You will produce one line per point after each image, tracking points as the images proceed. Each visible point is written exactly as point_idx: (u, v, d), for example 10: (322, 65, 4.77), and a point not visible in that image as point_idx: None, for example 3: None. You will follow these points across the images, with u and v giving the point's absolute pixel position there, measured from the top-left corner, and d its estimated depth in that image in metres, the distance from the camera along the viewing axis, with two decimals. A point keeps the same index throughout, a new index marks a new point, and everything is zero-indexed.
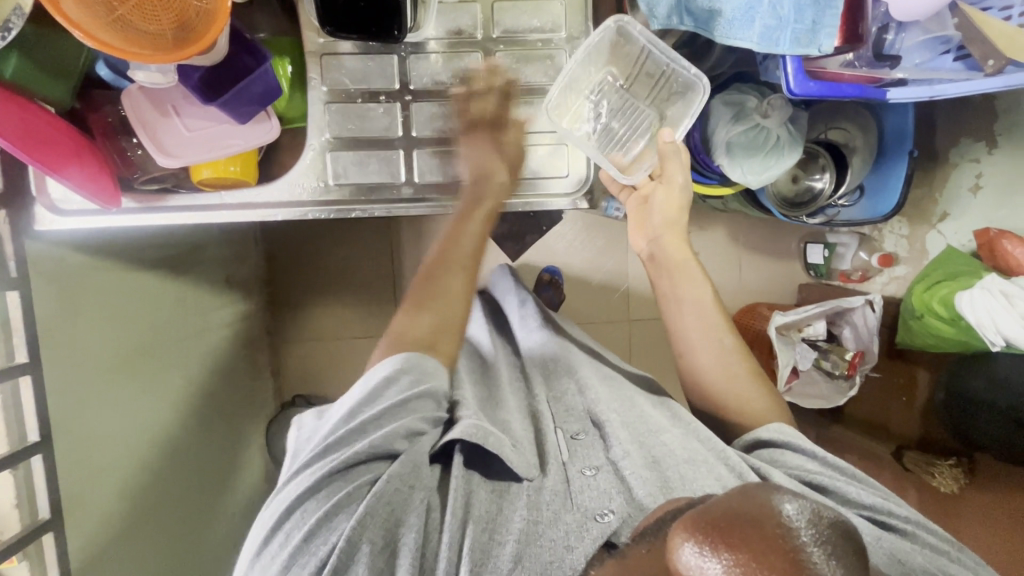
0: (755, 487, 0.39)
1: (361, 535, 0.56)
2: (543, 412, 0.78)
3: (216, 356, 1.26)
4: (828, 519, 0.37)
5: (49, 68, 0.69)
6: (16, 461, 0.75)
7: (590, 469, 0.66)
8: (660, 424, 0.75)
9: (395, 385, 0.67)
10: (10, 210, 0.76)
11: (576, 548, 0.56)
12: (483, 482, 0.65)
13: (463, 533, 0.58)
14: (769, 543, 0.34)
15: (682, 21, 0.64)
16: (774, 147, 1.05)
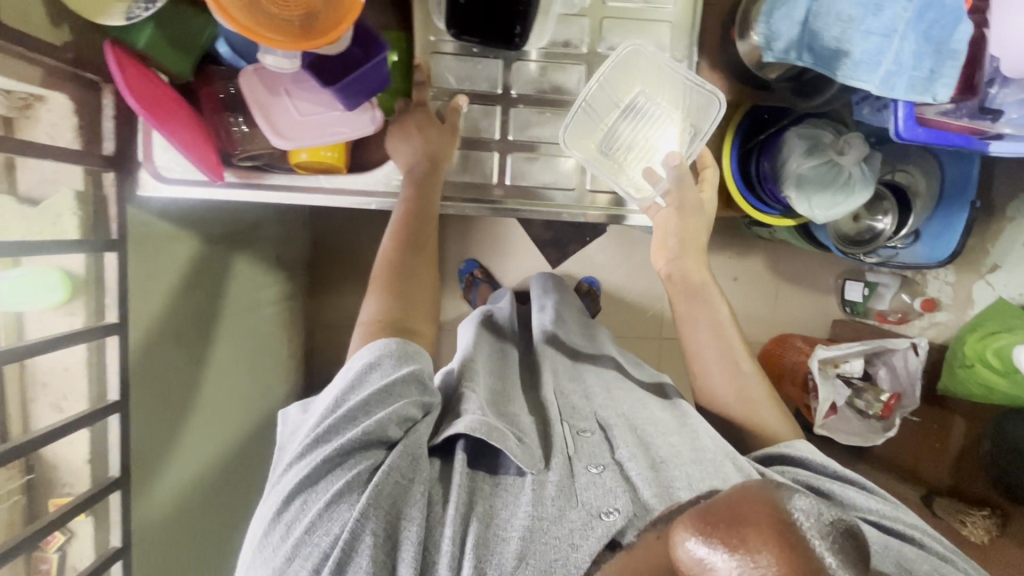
0: (764, 482, 0.35)
1: (369, 518, 0.56)
2: (553, 408, 0.76)
3: (261, 333, 1.27)
4: (834, 520, 0.34)
5: (178, 42, 0.71)
6: (97, 418, 0.76)
7: (595, 467, 0.65)
8: (669, 427, 0.76)
9: (378, 370, 0.66)
10: (118, 173, 0.78)
11: (583, 547, 0.55)
12: (486, 478, 0.64)
13: (468, 525, 0.58)
14: (770, 541, 0.31)
15: (800, 57, 0.66)
16: (844, 185, 1.06)
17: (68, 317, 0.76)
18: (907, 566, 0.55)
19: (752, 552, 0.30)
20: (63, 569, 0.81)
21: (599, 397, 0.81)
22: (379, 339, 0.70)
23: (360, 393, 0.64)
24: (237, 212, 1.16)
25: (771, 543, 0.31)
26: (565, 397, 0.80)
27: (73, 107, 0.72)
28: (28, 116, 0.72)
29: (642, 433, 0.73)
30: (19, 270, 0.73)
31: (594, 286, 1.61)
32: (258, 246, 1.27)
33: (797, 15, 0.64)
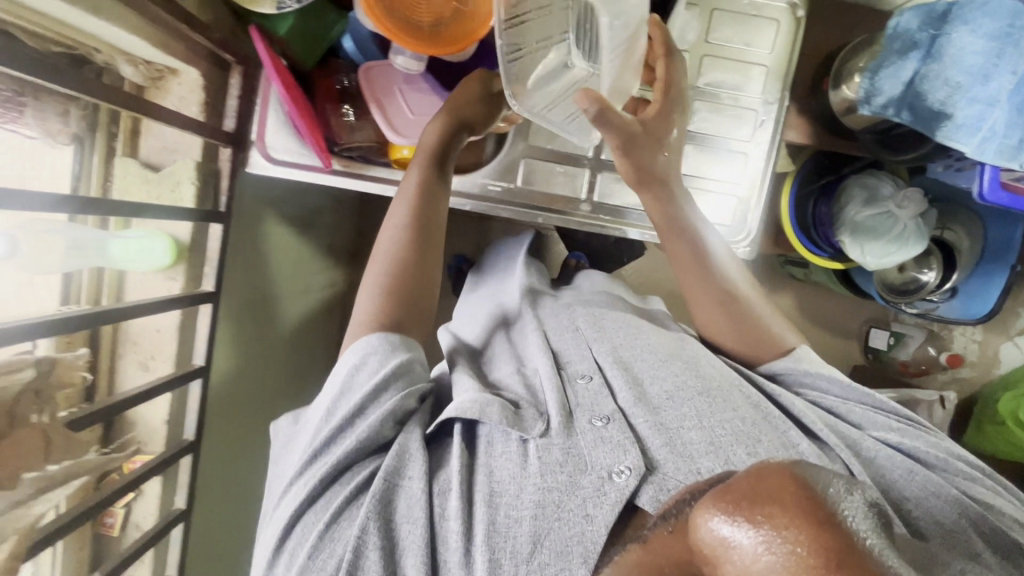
0: (791, 464, 0.34)
1: (368, 526, 0.58)
2: (556, 352, 0.78)
3: (304, 316, 1.28)
4: (873, 510, 0.32)
5: (311, 35, 0.75)
6: (182, 382, 0.78)
7: (600, 420, 0.66)
8: (667, 353, 0.76)
9: (365, 369, 0.67)
10: (233, 149, 0.80)
11: (596, 519, 0.57)
12: (499, 437, 0.67)
13: (475, 511, 0.60)
14: (796, 517, 0.30)
15: (898, 113, 0.69)
16: (899, 236, 1.10)
17: (168, 280, 0.79)
18: (933, 490, 0.61)
19: (778, 529, 0.29)
20: (125, 525, 0.83)
21: (589, 331, 0.80)
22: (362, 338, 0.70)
23: (354, 396, 0.65)
24: (299, 195, 1.18)
25: (798, 520, 0.30)
26: (558, 341, 0.81)
27: (202, 83, 0.76)
28: (159, 86, 0.76)
29: (638, 374, 0.73)
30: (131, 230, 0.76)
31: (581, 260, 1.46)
32: (315, 229, 1.30)
33: (904, 75, 0.68)
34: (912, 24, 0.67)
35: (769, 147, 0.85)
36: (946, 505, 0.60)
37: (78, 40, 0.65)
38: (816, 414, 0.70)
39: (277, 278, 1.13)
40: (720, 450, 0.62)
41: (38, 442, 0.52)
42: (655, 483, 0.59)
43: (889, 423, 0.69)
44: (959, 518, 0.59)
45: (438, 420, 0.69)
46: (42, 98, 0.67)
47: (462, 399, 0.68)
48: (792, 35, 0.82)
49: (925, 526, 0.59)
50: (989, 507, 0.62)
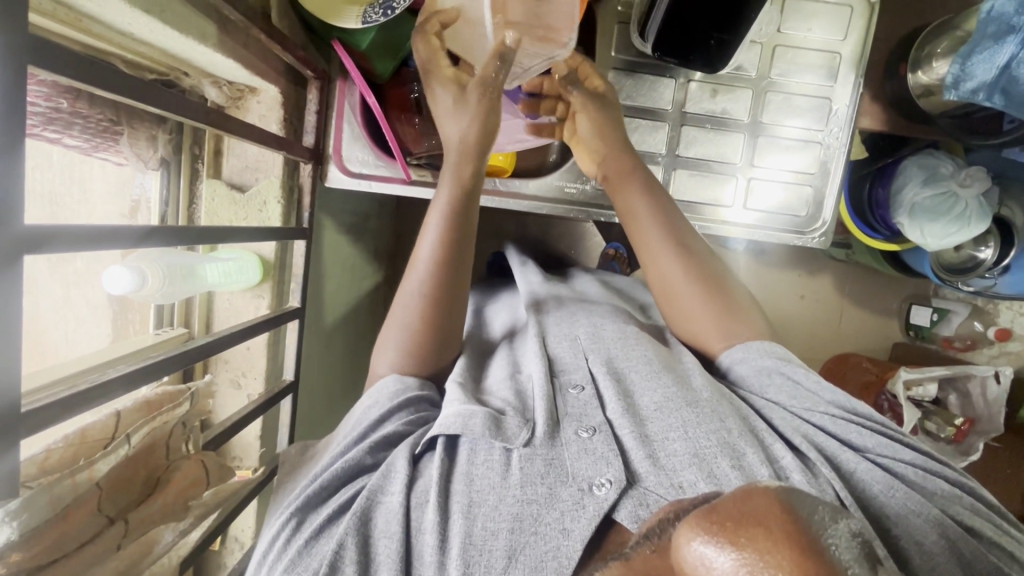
0: (778, 486, 0.31)
1: (346, 541, 0.55)
2: (554, 359, 0.75)
3: (355, 324, 1.29)
4: (850, 533, 0.29)
5: (389, 45, 0.75)
6: (276, 401, 0.78)
7: (586, 430, 0.62)
8: (657, 366, 0.71)
9: (377, 406, 0.67)
10: (313, 165, 0.80)
11: (573, 533, 0.53)
12: (473, 453, 0.61)
13: (451, 521, 0.55)
14: (778, 543, 0.27)
15: (989, 98, 0.69)
16: (961, 215, 1.07)
17: (255, 299, 0.80)
18: (911, 510, 0.55)
19: (759, 553, 0.27)
20: (225, 541, 0.85)
21: (586, 340, 0.78)
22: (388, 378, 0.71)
23: (360, 429, 0.65)
24: (351, 202, 1.18)
25: (783, 545, 0.27)
26: (556, 348, 0.78)
27: (281, 101, 0.75)
28: (239, 106, 0.75)
29: (627, 385, 0.69)
30: (219, 252, 0.76)
31: (621, 251, 1.36)
32: (364, 235, 1.31)
33: (999, 60, 0.67)
34: (1008, 7, 0.65)
35: (844, 135, 0.85)
36: (927, 524, 0.54)
37: (171, 66, 0.65)
38: (796, 423, 0.65)
39: (334, 288, 1.14)
40: (704, 462, 0.58)
41: (199, 475, 0.53)
42: (636, 498, 0.55)
43: (873, 435, 0.63)
44: (941, 540, 0.53)
45: (424, 437, 0.64)
46: (137, 126, 0.67)
47: (447, 413, 0.64)
48: (866, 20, 0.82)
49: (905, 547, 0.54)
50: (969, 530, 0.57)
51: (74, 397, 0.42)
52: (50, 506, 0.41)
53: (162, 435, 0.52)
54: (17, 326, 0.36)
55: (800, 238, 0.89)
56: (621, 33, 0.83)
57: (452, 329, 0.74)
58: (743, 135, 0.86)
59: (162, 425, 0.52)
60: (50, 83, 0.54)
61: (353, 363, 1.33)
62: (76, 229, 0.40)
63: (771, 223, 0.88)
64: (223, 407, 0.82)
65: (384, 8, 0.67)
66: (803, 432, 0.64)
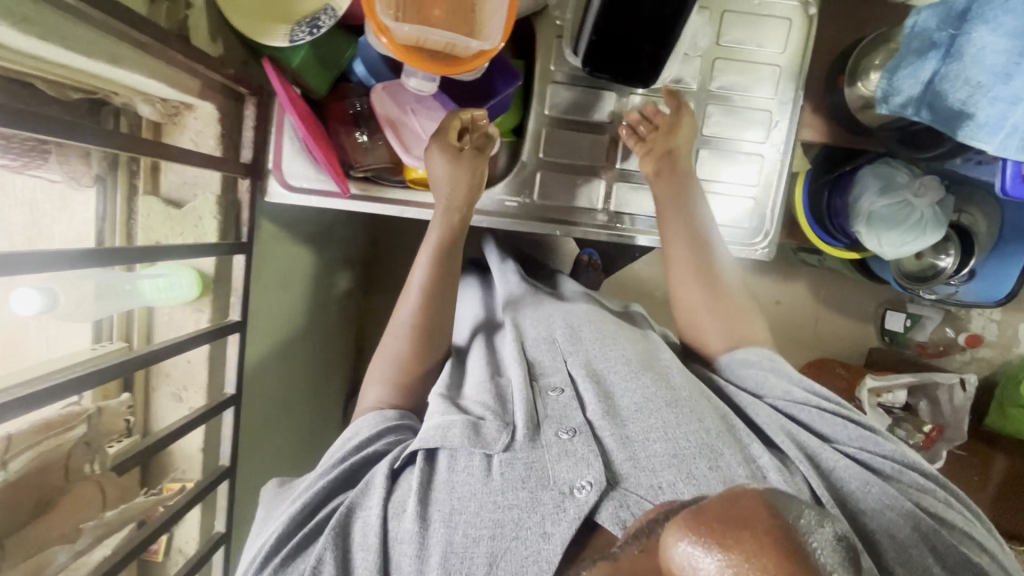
0: (762, 490, 0.35)
1: (324, 556, 0.56)
2: (537, 360, 0.76)
3: (319, 331, 1.31)
4: (834, 535, 0.33)
5: (322, 60, 0.75)
6: (215, 413, 0.79)
7: (566, 432, 0.63)
8: (640, 367, 0.73)
9: (359, 432, 0.68)
10: (251, 180, 0.80)
11: (553, 536, 0.53)
12: (455, 454, 0.62)
13: (431, 529, 0.56)
14: (763, 545, 0.30)
15: (917, 112, 0.68)
16: (916, 224, 1.09)
17: (195, 312, 0.80)
18: (891, 505, 0.58)
19: (744, 555, 0.30)
20: (168, 551, 0.85)
21: (566, 343, 0.78)
22: (367, 414, 0.71)
23: (345, 448, 0.66)
24: (310, 210, 1.19)
25: (766, 548, 0.30)
26: (535, 350, 0.78)
27: (217, 117, 0.76)
28: (176, 122, 0.76)
29: (610, 387, 0.70)
30: (155, 268, 0.77)
31: (594, 257, 1.36)
32: (328, 243, 1.31)
33: (923, 75, 0.67)
34: (930, 22, 0.66)
35: (785, 147, 0.85)
36: (900, 518, 0.57)
37: (98, 86, 0.66)
38: (779, 421, 0.68)
39: (293, 297, 1.15)
40: (683, 463, 0.59)
41: (90, 498, 0.56)
42: (616, 499, 0.56)
43: (854, 430, 0.66)
44: (913, 532, 0.56)
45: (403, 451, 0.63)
46: (66, 144, 0.68)
47: (427, 425, 0.64)
48: (805, 33, 0.82)
49: (880, 540, 0.56)
50: (944, 523, 0.59)
51: None
52: None
53: (59, 457, 0.55)
54: None
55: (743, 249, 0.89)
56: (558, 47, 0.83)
57: (443, 339, 0.78)
58: None
59: (51, 451, 0.54)
60: None
61: (317, 369, 1.34)
62: None
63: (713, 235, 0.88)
64: (166, 419, 0.83)
65: (311, 27, 0.68)
66: (785, 429, 0.67)
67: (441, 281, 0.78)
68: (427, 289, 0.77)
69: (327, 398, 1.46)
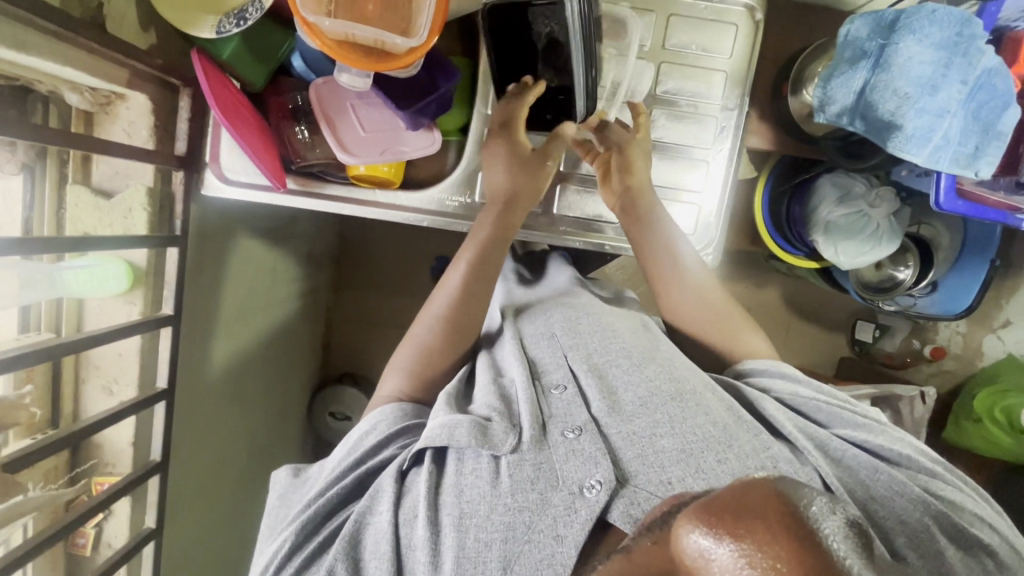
0: (776, 479, 0.33)
1: (336, 567, 0.58)
2: (540, 359, 0.78)
3: (279, 326, 1.30)
4: (853, 523, 0.31)
5: (257, 53, 0.74)
6: (142, 407, 0.78)
7: (572, 431, 0.64)
8: (645, 362, 0.74)
9: (373, 431, 0.70)
10: (187, 172, 0.80)
11: (567, 538, 0.54)
12: (466, 455, 0.64)
13: (442, 534, 0.58)
14: (777, 534, 0.28)
15: (851, 123, 0.68)
16: (873, 236, 1.08)
17: (126, 304, 0.79)
18: (904, 494, 0.58)
19: (759, 545, 0.28)
20: (97, 545, 0.85)
21: (567, 339, 0.79)
22: (382, 406, 0.74)
23: (360, 450, 0.68)
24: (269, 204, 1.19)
25: (780, 537, 0.28)
26: (536, 349, 0.80)
27: (151, 107, 0.75)
28: (108, 112, 0.75)
29: (615, 381, 0.71)
30: (84, 259, 0.76)
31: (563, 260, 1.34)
32: (289, 238, 1.30)
33: (854, 84, 0.66)
34: (862, 31, 0.65)
35: (730, 153, 0.85)
36: (909, 504, 0.58)
37: (16, 73, 0.65)
38: (789, 415, 0.68)
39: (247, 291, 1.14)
40: (691, 458, 0.59)
41: None
42: (627, 497, 0.56)
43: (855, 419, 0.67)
44: (923, 517, 0.57)
45: (411, 451, 0.66)
46: None
47: (432, 425, 0.65)
48: (750, 39, 0.81)
49: (891, 526, 0.56)
50: (952, 505, 0.60)
51: None
52: None
53: None
54: None
55: None
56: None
57: (463, 327, 0.79)
58: None
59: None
60: None
61: (277, 363, 1.33)
62: None
63: None
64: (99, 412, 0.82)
65: (238, 18, 0.67)
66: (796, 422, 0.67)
67: (480, 280, 0.79)
68: (455, 292, 0.79)
69: (288, 394, 1.44)
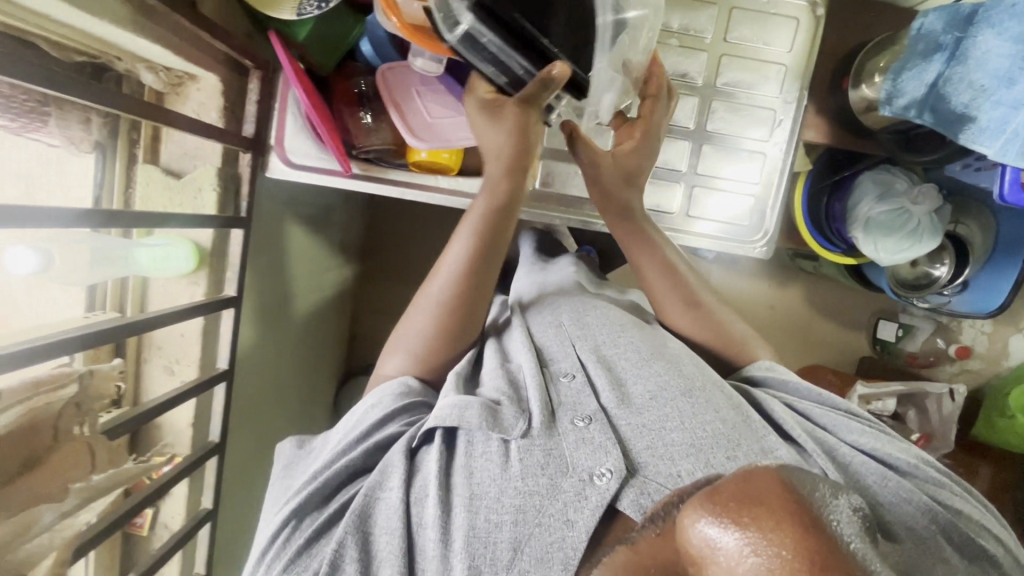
0: (774, 468, 0.35)
1: (346, 540, 0.56)
2: (547, 346, 0.76)
3: (313, 314, 1.30)
4: (850, 513, 0.33)
5: (328, 37, 0.75)
6: (205, 387, 0.79)
7: (582, 420, 0.63)
8: (652, 354, 0.72)
9: (377, 406, 0.68)
10: (253, 155, 0.80)
11: (577, 524, 0.54)
12: (474, 440, 0.63)
13: (453, 514, 0.57)
14: (782, 521, 0.30)
15: (919, 115, 0.69)
16: (913, 232, 1.10)
17: (191, 285, 0.80)
18: (909, 498, 0.58)
19: (764, 531, 0.30)
20: (153, 525, 0.85)
21: (574, 328, 0.78)
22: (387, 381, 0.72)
23: (361, 426, 0.66)
24: (310, 192, 1.19)
25: (784, 524, 0.30)
26: (542, 337, 0.78)
27: (221, 89, 0.75)
28: (179, 92, 0.75)
29: (623, 372, 0.70)
30: (153, 238, 0.77)
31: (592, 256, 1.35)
32: (326, 227, 1.31)
33: (927, 77, 0.67)
34: (936, 25, 0.66)
35: (788, 146, 0.86)
36: (918, 512, 0.57)
37: (102, 50, 0.65)
38: (796, 419, 0.68)
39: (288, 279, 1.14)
40: (701, 452, 0.59)
41: (80, 458, 0.55)
42: (637, 487, 0.56)
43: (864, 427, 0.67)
44: (930, 525, 0.57)
45: (421, 430, 0.64)
46: (67, 108, 0.67)
47: (442, 404, 0.65)
48: (811, 33, 0.82)
49: (899, 530, 0.56)
50: (960, 514, 0.60)
51: None
52: None
53: (53, 416, 0.55)
54: None
55: (741, 246, 0.89)
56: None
57: (467, 310, 0.74)
58: (690, 143, 0.86)
59: (43, 406, 0.52)
60: None
61: (310, 352, 1.33)
62: None
63: (711, 232, 0.88)
64: (159, 392, 0.83)
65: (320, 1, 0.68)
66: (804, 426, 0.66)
67: (484, 258, 0.75)
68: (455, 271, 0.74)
69: (318, 384, 1.44)
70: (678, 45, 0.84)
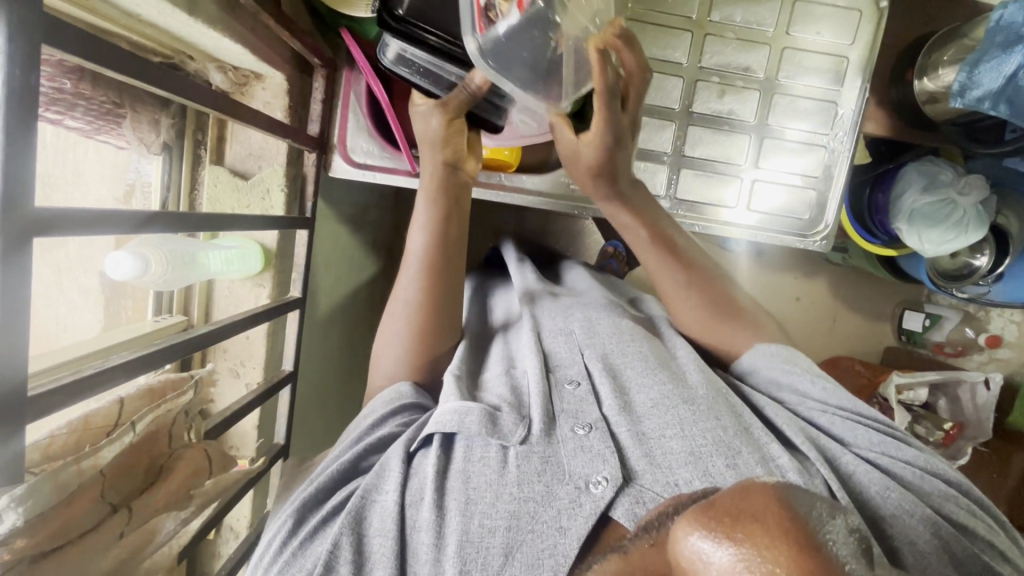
0: (775, 482, 0.31)
1: (341, 541, 0.53)
2: (554, 352, 0.74)
3: (350, 315, 1.30)
4: (851, 530, 0.29)
5: None
6: (273, 390, 0.78)
7: (582, 428, 0.61)
8: (654, 364, 0.70)
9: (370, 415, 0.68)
10: (317, 154, 0.79)
11: (570, 530, 0.51)
12: (470, 448, 0.60)
13: (448, 517, 0.54)
14: (776, 539, 0.26)
15: (994, 107, 0.69)
16: (958, 223, 1.07)
17: (256, 288, 0.79)
18: (909, 510, 0.55)
19: (758, 548, 0.26)
20: (219, 528, 0.85)
21: (582, 336, 0.76)
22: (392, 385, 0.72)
23: (356, 432, 0.66)
24: (351, 192, 1.18)
25: (779, 541, 0.26)
26: (551, 343, 0.77)
27: (287, 88, 0.75)
28: (244, 92, 0.75)
29: (626, 378, 0.68)
30: (221, 241, 0.76)
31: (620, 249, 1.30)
32: (363, 226, 1.30)
33: (1006, 69, 0.67)
34: (1017, 16, 0.67)
35: (848, 139, 0.85)
36: (920, 524, 0.54)
37: (177, 49, 0.64)
38: (796, 423, 0.66)
39: (331, 280, 1.13)
40: (700, 460, 0.56)
41: (201, 464, 0.57)
42: (632, 496, 0.53)
43: (873, 435, 0.63)
44: (934, 539, 0.53)
45: (419, 435, 0.63)
46: (140, 109, 0.66)
47: (443, 410, 0.63)
48: (874, 25, 0.82)
49: (899, 545, 0.53)
50: (965, 531, 0.57)
51: (78, 383, 0.42)
52: (53, 493, 0.43)
53: (165, 421, 0.55)
54: (26, 307, 0.37)
55: (799, 240, 0.88)
56: (645, 32, 0.83)
57: (449, 305, 0.76)
58: (750, 136, 0.86)
59: (167, 413, 0.55)
60: (55, 63, 0.53)
61: (348, 352, 1.33)
62: (66, 211, 0.39)
63: (771, 225, 0.88)
64: (223, 395, 0.82)
65: None
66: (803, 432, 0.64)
67: (443, 254, 0.75)
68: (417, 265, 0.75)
69: (354, 384, 1.44)
70: (741, 38, 0.83)
